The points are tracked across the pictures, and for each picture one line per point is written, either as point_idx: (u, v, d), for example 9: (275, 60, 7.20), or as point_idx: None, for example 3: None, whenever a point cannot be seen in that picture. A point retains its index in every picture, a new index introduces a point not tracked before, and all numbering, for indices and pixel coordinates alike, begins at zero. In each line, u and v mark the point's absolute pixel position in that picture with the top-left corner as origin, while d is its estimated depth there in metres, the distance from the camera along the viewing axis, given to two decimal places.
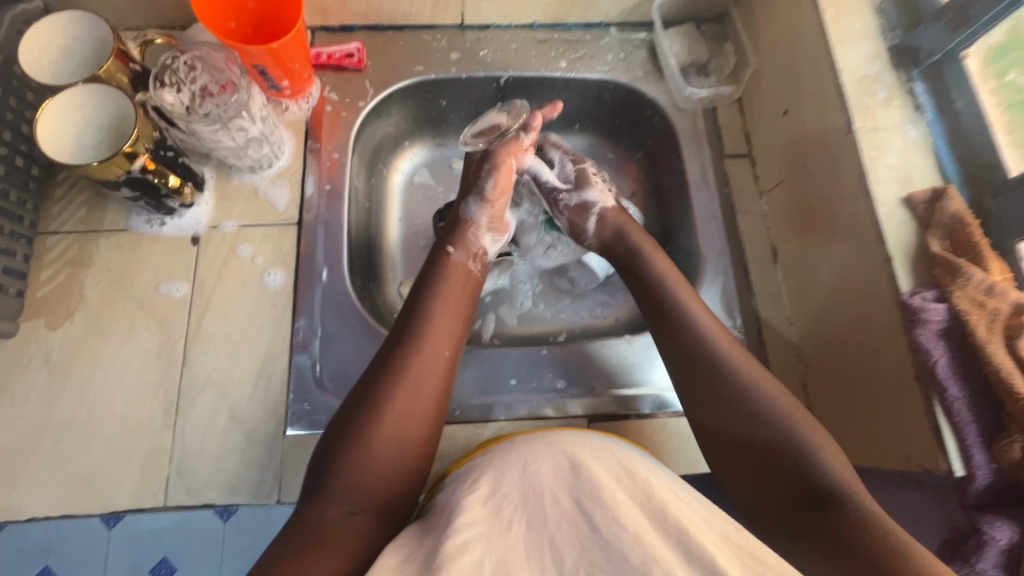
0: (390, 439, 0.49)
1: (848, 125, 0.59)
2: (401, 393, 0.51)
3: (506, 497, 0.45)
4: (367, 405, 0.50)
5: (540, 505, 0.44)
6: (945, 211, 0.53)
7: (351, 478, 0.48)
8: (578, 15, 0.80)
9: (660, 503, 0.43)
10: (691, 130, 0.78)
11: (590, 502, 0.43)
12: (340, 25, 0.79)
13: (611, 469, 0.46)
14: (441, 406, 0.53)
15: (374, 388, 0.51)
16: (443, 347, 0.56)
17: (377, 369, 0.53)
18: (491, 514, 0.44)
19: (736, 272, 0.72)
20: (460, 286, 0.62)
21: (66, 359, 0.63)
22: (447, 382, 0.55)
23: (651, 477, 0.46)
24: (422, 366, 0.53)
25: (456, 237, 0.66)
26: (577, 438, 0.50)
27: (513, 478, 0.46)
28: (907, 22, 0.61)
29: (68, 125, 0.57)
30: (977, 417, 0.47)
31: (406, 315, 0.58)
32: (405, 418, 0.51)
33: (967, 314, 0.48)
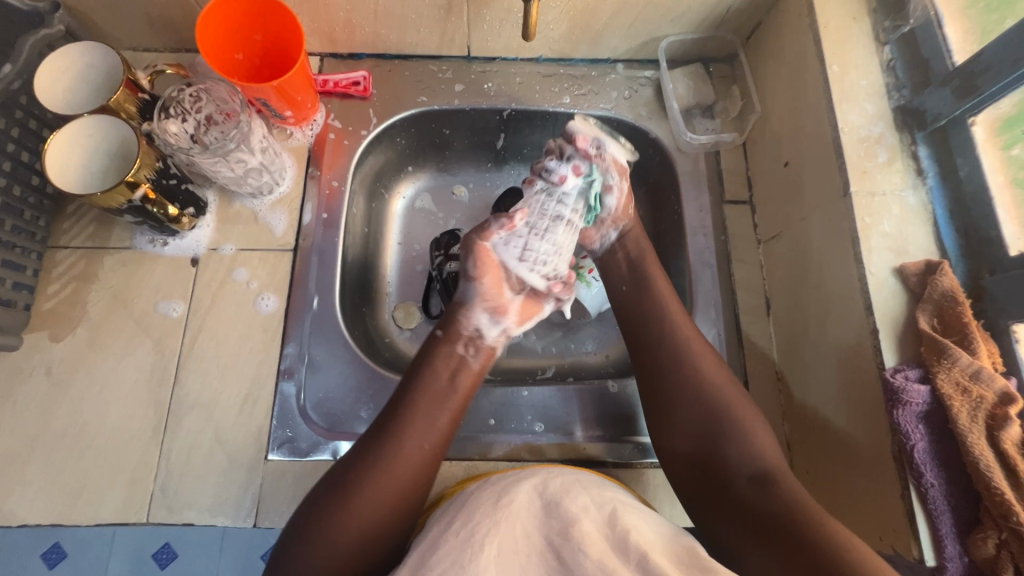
0: (359, 519, 0.50)
1: (845, 188, 0.57)
2: (374, 476, 0.52)
3: (479, 525, 0.47)
4: (344, 486, 0.52)
5: (513, 537, 0.47)
6: (936, 287, 0.51)
7: (314, 548, 0.49)
8: (584, 51, 0.80)
9: (625, 530, 0.48)
10: (692, 173, 0.77)
11: (561, 537, 0.47)
12: (349, 53, 0.80)
13: (582, 504, 0.50)
14: (412, 493, 0.54)
15: (353, 469, 0.53)
16: (429, 432, 0.56)
17: (361, 449, 0.55)
18: (463, 542, 0.46)
19: (727, 322, 0.71)
20: (449, 371, 0.61)
21: (66, 371, 0.66)
22: (426, 471, 0.55)
23: (619, 507, 0.51)
24: (403, 453, 0.54)
25: (449, 322, 0.64)
26: (550, 474, 0.54)
27: (488, 510, 0.49)
28: (915, 82, 0.59)
29: (75, 153, 0.59)
30: (952, 507, 0.46)
31: (399, 393, 0.59)
32: (378, 493, 0.52)
33: (950, 399, 0.47)
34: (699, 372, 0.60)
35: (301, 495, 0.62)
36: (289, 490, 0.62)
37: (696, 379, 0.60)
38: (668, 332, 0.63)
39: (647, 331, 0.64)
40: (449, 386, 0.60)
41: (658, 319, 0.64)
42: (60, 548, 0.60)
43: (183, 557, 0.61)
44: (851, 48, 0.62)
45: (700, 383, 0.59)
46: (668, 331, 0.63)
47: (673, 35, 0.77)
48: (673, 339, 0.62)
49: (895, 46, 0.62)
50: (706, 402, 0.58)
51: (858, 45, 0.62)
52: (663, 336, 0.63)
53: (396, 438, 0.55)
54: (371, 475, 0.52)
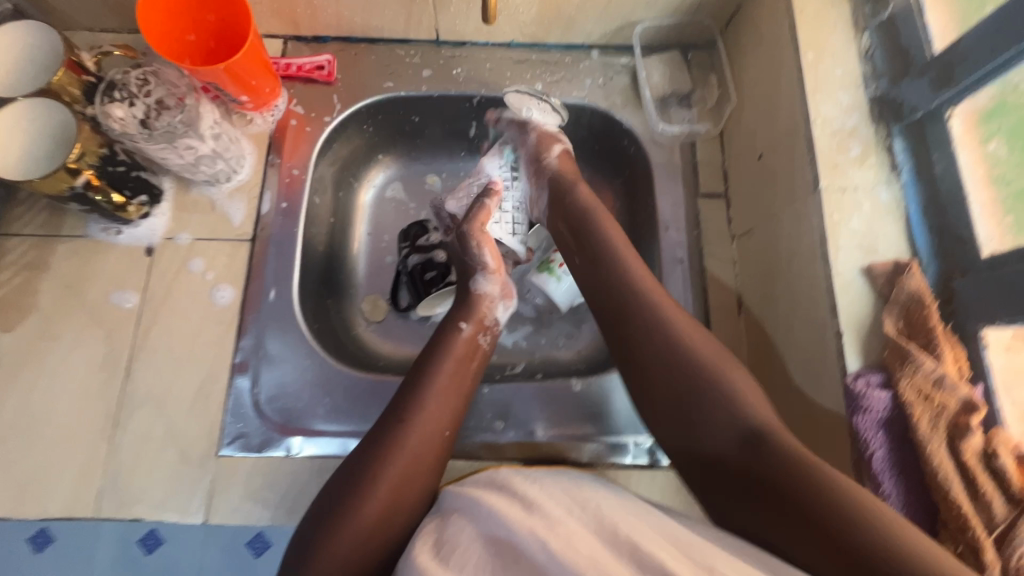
0: (379, 513, 0.49)
1: (815, 182, 0.55)
2: (390, 466, 0.52)
3: (459, 540, 0.45)
4: (373, 464, 0.52)
5: (498, 547, 0.44)
6: (904, 288, 0.49)
7: (329, 549, 0.47)
8: (558, 36, 0.77)
9: (612, 524, 0.44)
10: (666, 165, 0.74)
11: (547, 531, 0.43)
12: (313, 36, 0.77)
13: (562, 501, 0.47)
14: (431, 481, 0.54)
15: (381, 448, 0.53)
16: (444, 417, 0.57)
17: (383, 430, 0.54)
18: (444, 559, 0.43)
19: (697, 320, 0.69)
20: (467, 358, 0.61)
21: (15, 362, 0.64)
22: (441, 457, 0.55)
23: (601, 503, 0.47)
24: (418, 441, 0.54)
25: (467, 312, 0.65)
26: (523, 475, 0.52)
27: (469, 527, 0.46)
28: (893, 72, 0.57)
29: (18, 140, 0.56)
30: (910, 519, 0.44)
31: (410, 380, 0.59)
32: (396, 483, 0.51)
33: (911, 406, 0.45)
34: (701, 352, 0.54)
35: (253, 491, 0.61)
36: (239, 488, 0.61)
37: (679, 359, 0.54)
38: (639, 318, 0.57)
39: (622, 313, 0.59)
40: (464, 362, 0.61)
41: (641, 298, 0.58)
42: (47, 532, 0.59)
43: (170, 541, 0.60)
44: (829, 34, 0.59)
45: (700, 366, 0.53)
46: (647, 313, 0.57)
47: (649, 20, 0.74)
48: (653, 317, 0.57)
49: (874, 34, 0.59)
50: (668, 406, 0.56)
51: (836, 31, 0.59)
52: (646, 314, 0.57)
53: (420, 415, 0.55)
54: (400, 452, 0.52)
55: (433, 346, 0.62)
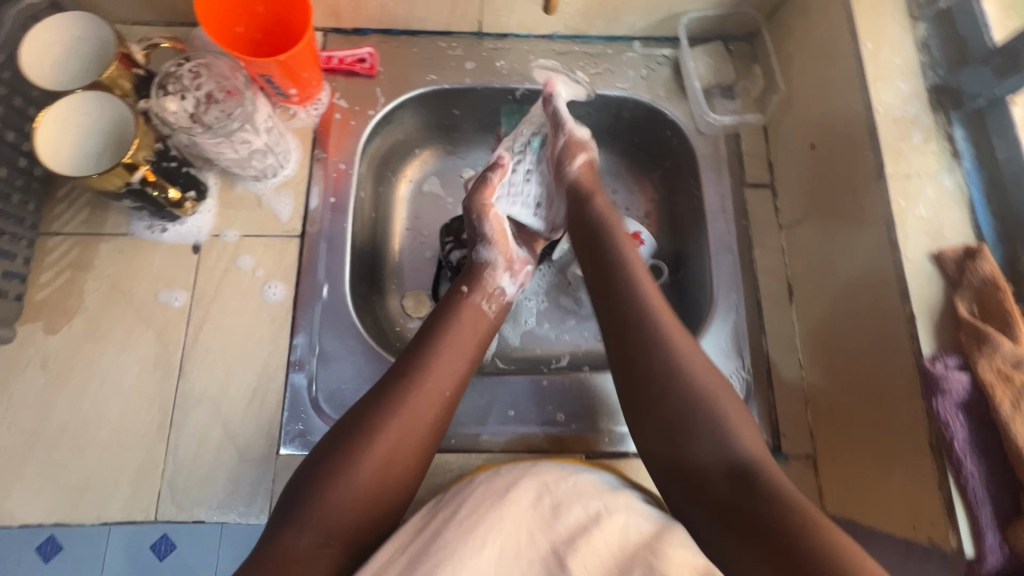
0: (375, 471, 0.50)
1: (880, 171, 0.55)
2: (391, 426, 0.52)
3: (481, 521, 0.45)
4: (364, 427, 0.51)
5: (516, 539, 0.44)
6: (976, 272, 0.50)
7: (326, 508, 0.48)
8: (601, 27, 0.77)
9: (635, 556, 0.43)
10: (711, 155, 0.75)
11: (565, 544, 0.44)
12: (354, 28, 0.76)
13: (592, 508, 0.47)
14: (429, 445, 0.54)
15: (373, 412, 0.52)
16: (445, 381, 0.56)
17: (378, 398, 0.54)
18: (465, 536, 0.44)
19: (749, 310, 0.69)
20: (470, 325, 0.61)
21: (63, 364, 0.62)
22: (442, 421, 0.55)
23: (629, 518, 0.47)
24: (419, 403, 0.54)
25: (472, 278, 0.65)
26: (562, 474, 0.51)
27: (491, 504, 0.47)
28: (952, 60, 0.57)
29: (69, 134, 0.55)
30: (993, 497, 0.45)
31: (413, 345, 0.59)
32: (393, 443, 0.51)
33: (991, 387, 0.45)
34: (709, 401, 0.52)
35: None
36: None
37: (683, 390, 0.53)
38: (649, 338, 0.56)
39: (629, 345, 0.56)
40: (466, 333, 0.60)
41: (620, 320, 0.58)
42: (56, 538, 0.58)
43: (181, 546, 0.59)
44: (885, 24, 0.60)
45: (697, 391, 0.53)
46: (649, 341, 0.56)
47: (694, 11, 0.74)
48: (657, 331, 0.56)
49: (930, 23, 0.60)
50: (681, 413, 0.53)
51: (892, 21, 0.60)
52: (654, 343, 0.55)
53: (416, 384, 0.54)
54: (393, 418, 0.52)
55: (435, 318, 0.61)
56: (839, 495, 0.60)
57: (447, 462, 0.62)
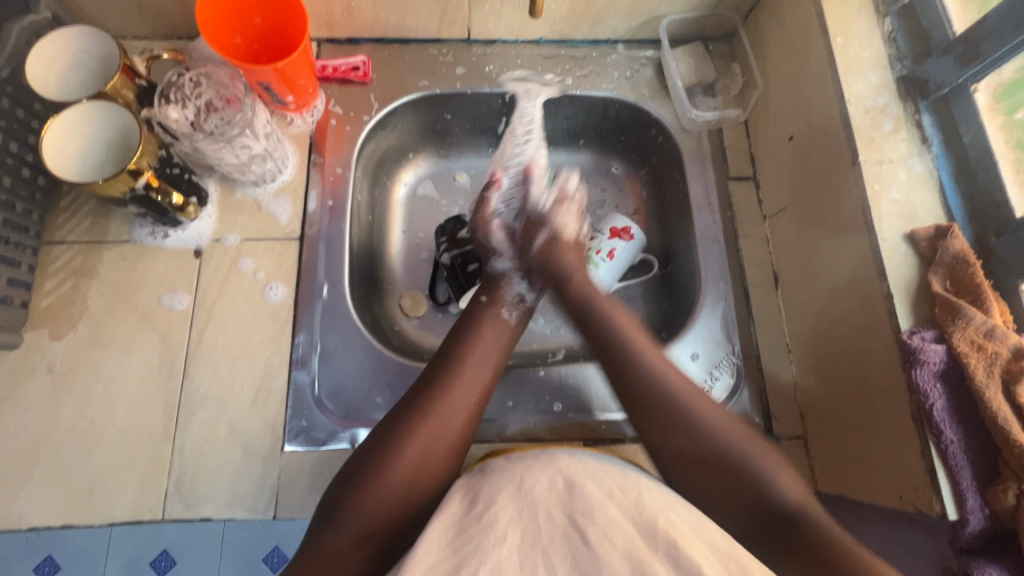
0: (405, 476, 0.50)
1: (854, 158, 0.58)
2: (420, 433, 0.52)
3: (499, 509, 0.46)
4: (393, 441, 0.52)
5: (535, 520, 0.45)
6: (947, 250, 0.52)
7: (357, 512, 0.48)
8: (586, 31, 0.80)
9: (651, 519, 0.45)
10: (695, 151, 0.77)
11: (584, 520, 0.45)
12: (347, 37, 0.79)
13: (605, 487, 0.47)
14: (461, 450, 0.54)
15: (397, 432, 0.52)
16: (473, 389, 0.57)
17: (407, 404, 0.55)
18: (485, 524, 0.45)
19: (737, 298, 0.72)
20: (495, 335, 0.62)
21: (69, 369, 0.64)
22: (470, 428, 0.55)
23: (645, 492, 0.47)
24: (447, 410, 0.54)
25: (492, 288, 0.67)
26: (573, 456, 0.51)
27: (507, 492, 0.47)
28: (918, 51, 0.61)
29: (73, 143, 0.58)
30: (972, 461, 0.47)
31: (441, 355, 0.60)
32: (422, 451, 0.52)
33: (966, 356, 0.48)
34: (697, 399, 0.54)
35: (320, 484, 0.61)
36: (307, 481, 0.62)
37: (662, 392, 0.55)
38: (619, 338, 0.60)
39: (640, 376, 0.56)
40: (491, 345, 0.61)
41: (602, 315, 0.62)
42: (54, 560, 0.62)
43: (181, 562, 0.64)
44: (853, 20, 0.63)
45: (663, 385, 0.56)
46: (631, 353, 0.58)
47: (673, 13, 0.78)
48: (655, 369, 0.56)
49: (895, 18, 0.63)
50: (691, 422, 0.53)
51: (860, 17, 0.63)
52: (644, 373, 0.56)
53: (445, 397, 0.55)
54: (418, 432, 0.52)
55: (460, 333, 0.62)
56: (831, 473, 0.61)
57: None
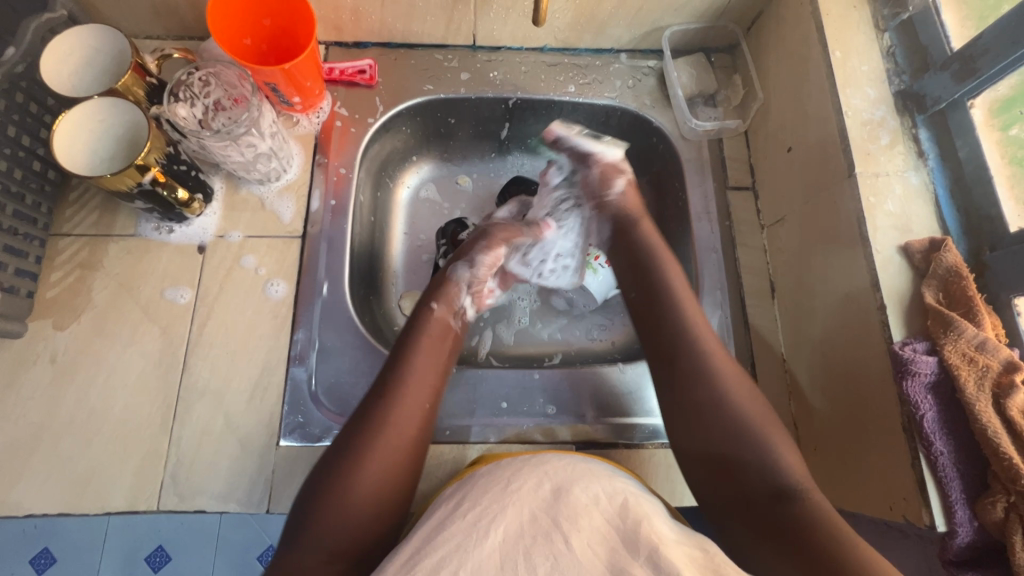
0: (369, 486, 0.51)
1: (851, 169, 0.59)
2: (375, 446, 0.52)
3: (487, 511, 0.46)
4: (347, 458, 0.51)
5: (518, 520, 0.45)
6: (941, 262, 0.52)
7: (325, 524, 0.49)
8: (589, 40, 0.81)
9: (634, 524, 0.45)
10: (695, 160, 0.78)
11: (567, 522, 0.44)
12: (355, 41, 0.80)
13: (591, 491, 0.48)
14: (417, 454, 0.55)
15: (353, 444, 0.52)
16: (424, 392, 0.57)
17: (362, 415, 0.54)
18: (469, 526, 0.45)
19: (733, 306, 0.72)
20: (439, 339, 0.62)
21: (71, 360, 0.65)
22: (424, 431, 0.56)
23: (630, 497, 0.48)
24: (399, 417, 0.54)
25: (440, 292, 0.66)
26: (561, 460, 0.52)
27: (495, 494, 0.47)
28: (916, 66, 0.61)
29: (83, 137, 0.59)
30: (961, 474, 0.48)
31: (390, 363, 0.59)
32: (379, 462, 0.52)
33: (956, 368, 0.48)
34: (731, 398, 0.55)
35: None
36: (301, 476, 0.62)
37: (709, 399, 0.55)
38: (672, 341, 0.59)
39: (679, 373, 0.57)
40: (437, 350, 0.61)
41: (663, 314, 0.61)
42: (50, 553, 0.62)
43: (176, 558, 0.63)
44: (853, 35, 0.64)
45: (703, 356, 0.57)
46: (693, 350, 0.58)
47: (676, 24, 0.79)
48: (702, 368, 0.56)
49: (894, 33, 0.64)
50: (725, 414, 0.54)
51: (859, 32, 0.64)
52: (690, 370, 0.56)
53: (392, 408, 0.55)
54: (374, 442, 0.52)
55: (399, 352, 0.60)
56: (820, 483, 0.61)
57: (441, 452, 0.65)
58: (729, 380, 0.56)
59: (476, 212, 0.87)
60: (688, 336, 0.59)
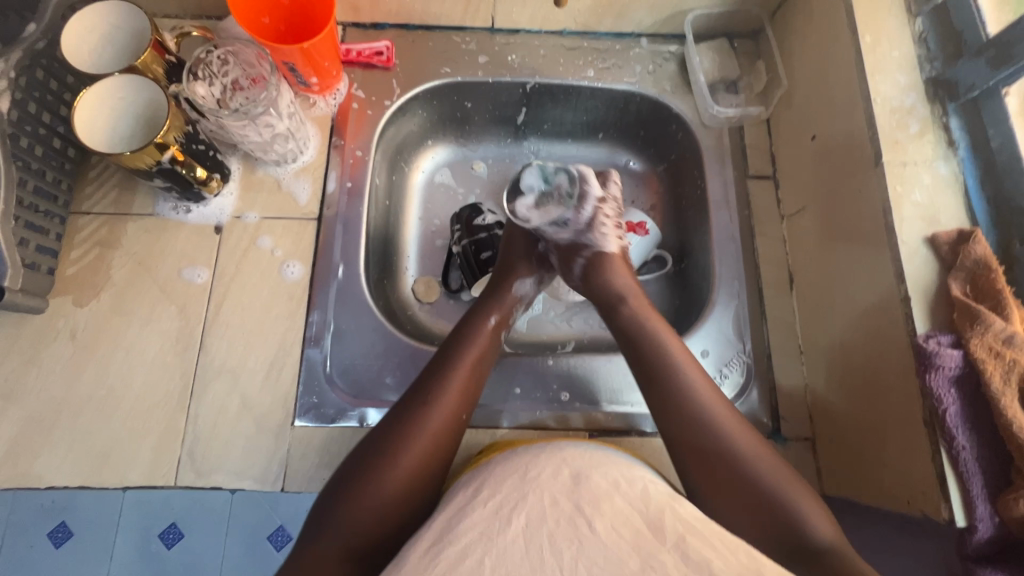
0: (397, 491, 0.51)
1: (877, 158, 0.58)
2: (407, 452, 0.53)
3: (507, 496, 0.46)
4: (379, 460, 0.52)
5: (541, 506, 0.45)
6: (969, 254, 0.51)
7: (351, 522, 0.49)
8: (609, 23, 0.79)
9: (658, 512, 0.45)
10: (715, 148, 0.77)
11: (590, 507, 0.45)
12: (372, 22, 0.79)
13: (610, 476, 0.48)
14: (447, 463, 0.55)
15: (386, 447, 0.53)
16: (460, 403, 0.57)
17: (395, 419, 0.55)
18: (491, 513, 0.45)
19: (750, 296, 0.71)
20: (478, 350, 0.62)
21: (91, 336, 0.65)
22: (455, 441, 0.56)
23: (648, 483, 0.48)
24: (433, 425, 0.55)
25: (486, 305, 0.67)
26: (577, 448, 0.51)
27: (513, 479, 0.47)
28: (948, 52, 0.59)
29: (104, 115, 0.60)
30: (984, 469, 0.47)
31: (428, 369, 0.59)
32: (410, 469, 0.52)
33: (982, 362, 0.47)
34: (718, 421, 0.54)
35: (328, 460, 0.63)
36: (315, 456, 0.63)
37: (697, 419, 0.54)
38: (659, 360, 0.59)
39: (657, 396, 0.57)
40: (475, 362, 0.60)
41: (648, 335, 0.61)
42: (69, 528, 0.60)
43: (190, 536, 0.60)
44: (884, 19, 0.62)
45: (674, 375, 0.57)
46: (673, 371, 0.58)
47: (699, 8, 0.77)
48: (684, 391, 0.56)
49: (927, 18, 0.62)
50: (713, 432, 0.54)
51: (891, 16, 0.62)
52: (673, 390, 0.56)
53: (428, 417, 0.55)
54: (407, 448, 0.53)
55: (443, 353, 0.60)
56: (836, 476, 0.61)
57: None
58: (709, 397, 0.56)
59: (491, 198, 0.86)
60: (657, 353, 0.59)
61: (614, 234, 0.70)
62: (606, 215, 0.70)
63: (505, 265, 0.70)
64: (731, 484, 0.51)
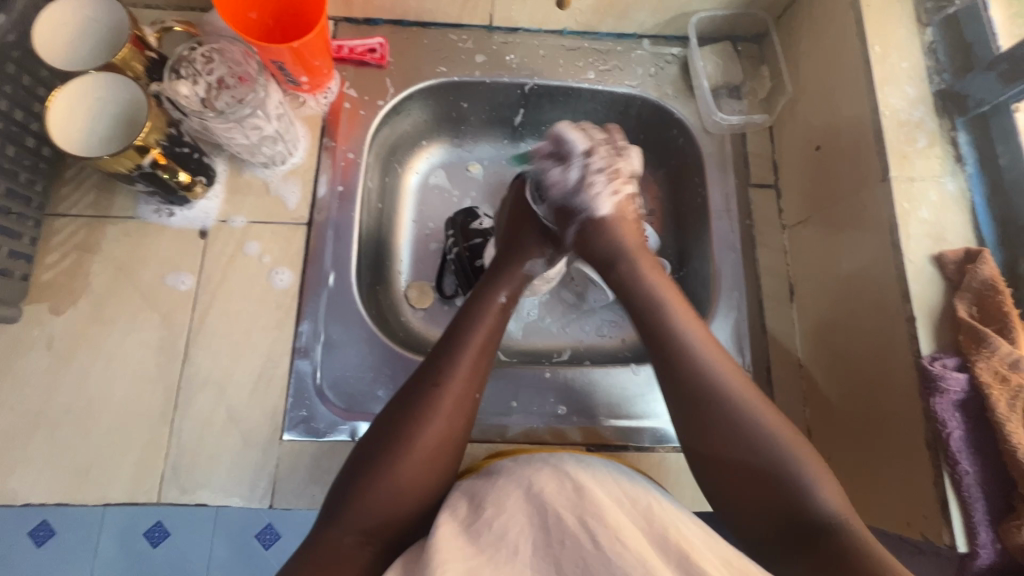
0: (417, 471, 0.49)
1: (884, 172, 0.56)
2: (424, 429, 0.51)
3: (512, 522, 0.44)
4: (394, 439, 0.50)
5: (548, 529, 0.44)
6: (976, 275, 0.50)
7: (367, 505, 0.47)
8: (611, 24, 0.77)
9: (661, 530, 0.44)
10: (717, 155, 0.75)
11: (594, 520, 0.43)
12: (365, 18, 0.76)
13: (612, 494, 0.47)
14: (462, 441, 0.53)
15: (401, 426, 0.51)
16: (473, 378, 0.55)
17: (409, 396, 0.53)
18: (498, 539, 0.43)
19: (750, 308, 0.70)
20: (491, 324, 0.60)
21: (68, 345, 0.62)
22: (469, 418, 0.54)
23: (653, 503, 0.47)
24: (448, 401, 0.53)
25: (501, 280, 0.64)
26: (579, 463, 0.50)
27: (519, 502, 0.46)
28: (958, 65, 0.58)
29: (78, 115, 0.56)
30: (986, 494, 0.46)
31: (440, 345, 0.57)
32: (427, 448, 0.50)
33: (989, 387, 0.47)
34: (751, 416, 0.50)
35: (318, 476, 0.61)
36: (305, 471, 0.61)
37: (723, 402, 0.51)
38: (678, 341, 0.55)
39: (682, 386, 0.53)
40: (487, 336, 0.59)
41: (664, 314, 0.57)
42: None
43: None
44: (893, 27, 0.61)
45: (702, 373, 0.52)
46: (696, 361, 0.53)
47: (704, 10, 0.75)
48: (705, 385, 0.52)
49: (937, 29, 0.60)
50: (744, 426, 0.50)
51: (901, 25, 0.61)
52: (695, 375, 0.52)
53: (443, 393, 0.53)
54: (424, 424, 0.51)
55: (453, 332, 0.58)
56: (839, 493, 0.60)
57: None
58: (754, 411, 0.50)
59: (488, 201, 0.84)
60: (693, 364, 0.53)
61: (609, 190, 0.65)
62: (600, 176, 0.65)
63: (510, 244, 0.67)
64: (759, 486, 0.48)
